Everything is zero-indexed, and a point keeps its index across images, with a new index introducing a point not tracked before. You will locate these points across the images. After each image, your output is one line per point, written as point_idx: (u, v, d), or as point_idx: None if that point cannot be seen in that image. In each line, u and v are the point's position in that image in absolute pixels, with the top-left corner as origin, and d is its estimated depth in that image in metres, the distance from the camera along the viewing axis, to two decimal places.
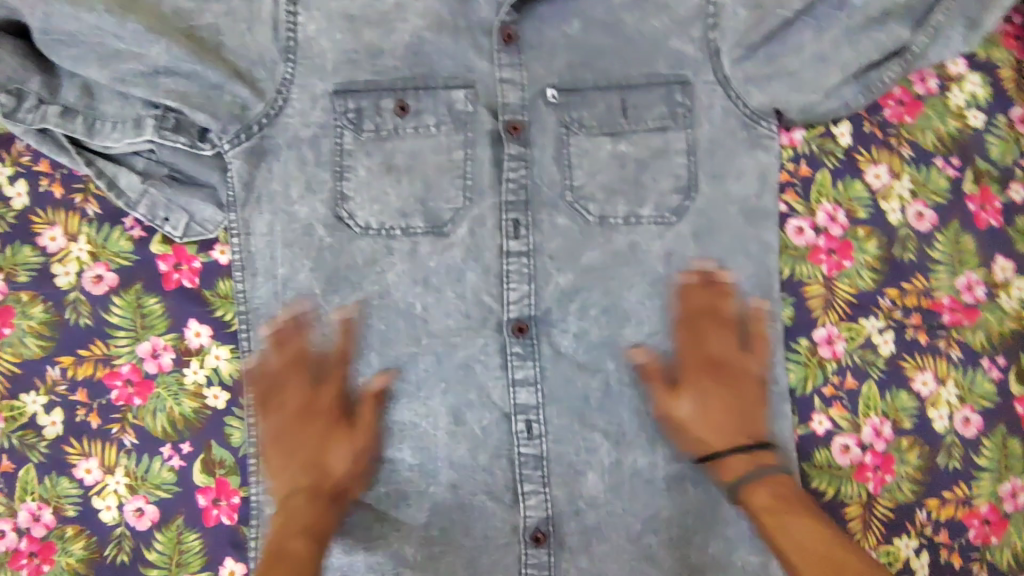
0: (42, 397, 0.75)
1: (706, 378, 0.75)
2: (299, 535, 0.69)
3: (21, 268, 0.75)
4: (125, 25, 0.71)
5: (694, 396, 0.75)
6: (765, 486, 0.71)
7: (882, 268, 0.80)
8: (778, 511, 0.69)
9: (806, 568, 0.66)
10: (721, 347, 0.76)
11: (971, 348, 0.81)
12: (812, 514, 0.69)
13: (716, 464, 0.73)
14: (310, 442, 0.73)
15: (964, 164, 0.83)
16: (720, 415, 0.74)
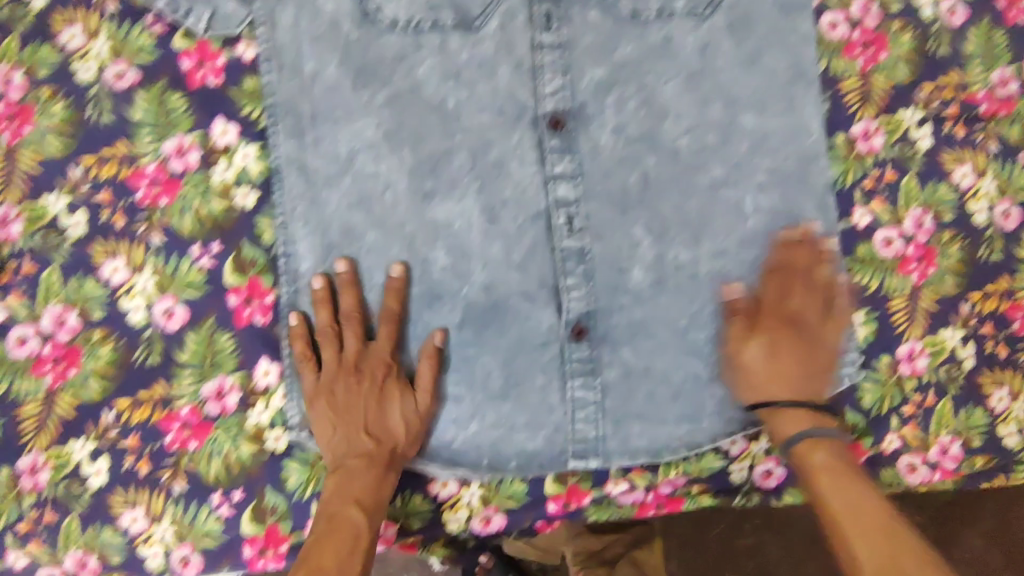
0: (65, 198, 0.73)
1: (783, 331, 0.72)
2: (354, 506, 0.66)
3: (40, 65, 0.74)
4: None
5: (766, 344, 0.71)
6: (824, 450, 0.68)
7: (918, 61, 0.79)
8: (835, 473, 0.66)
9: (855, 537, 0.61)
10: (772, 313, 0.73)
11: (1008, 141, 0.80)
12: (870, 487, 0.65)
13: (773, 414, 0.71)
14: (363, 403, 0.69)
15: None
16: (791, 366, 0.71)
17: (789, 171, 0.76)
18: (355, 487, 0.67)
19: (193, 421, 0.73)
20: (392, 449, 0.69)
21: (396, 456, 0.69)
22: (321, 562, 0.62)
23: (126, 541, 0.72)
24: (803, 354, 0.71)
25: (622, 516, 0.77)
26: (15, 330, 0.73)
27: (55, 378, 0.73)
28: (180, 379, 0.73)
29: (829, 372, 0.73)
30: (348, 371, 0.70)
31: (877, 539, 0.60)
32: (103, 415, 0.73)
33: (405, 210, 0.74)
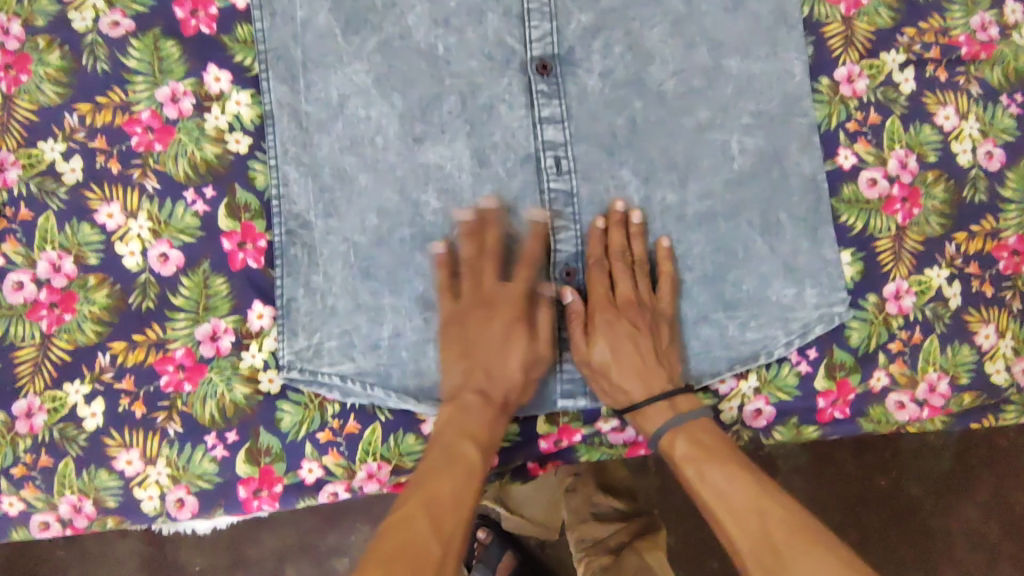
0: (61, 145, 0.74)
1: (619, 324, 0.72)
2: (470, 440, 0.67)
3: (37, 14, 0.75)
4: None
5: (604, 337, 0.72)
6: (682, 437, 0.69)
7: (899, 7, 0.81)
8: (697, 462, 0.68)
9: (731, 521, 0.64)
10: (603, 303, 0.73)
11: (989, 84, 0.82)
12: (734, 462, 0.67)
13: (636, 414, 0.72)
14: (514, 341, 0.70)
15: None
16: (629, 359, 0.71)
17: (774, 114, 0.77)
18: (472, 423, 0.68)
19: (188, 363, 0.73)
20: (508, 387, 0.70)
21: (513, 394, 0.70)
22: (439, 489, 0.62)
23: (122, 484, 0.72)
24: (643, 345, 0.72)
25: (613, 456, 0.78)
26: (12, 276, 0.73)
27: (51, 323, 0.73)
28: (175, 322, 0.74)
29: (670, 358, 0.74)
30: (484, 308, 0.71)
31: (749, 521, 0.63)
32: (98, 359, 0.73)
33: (396, 154, 0.75)
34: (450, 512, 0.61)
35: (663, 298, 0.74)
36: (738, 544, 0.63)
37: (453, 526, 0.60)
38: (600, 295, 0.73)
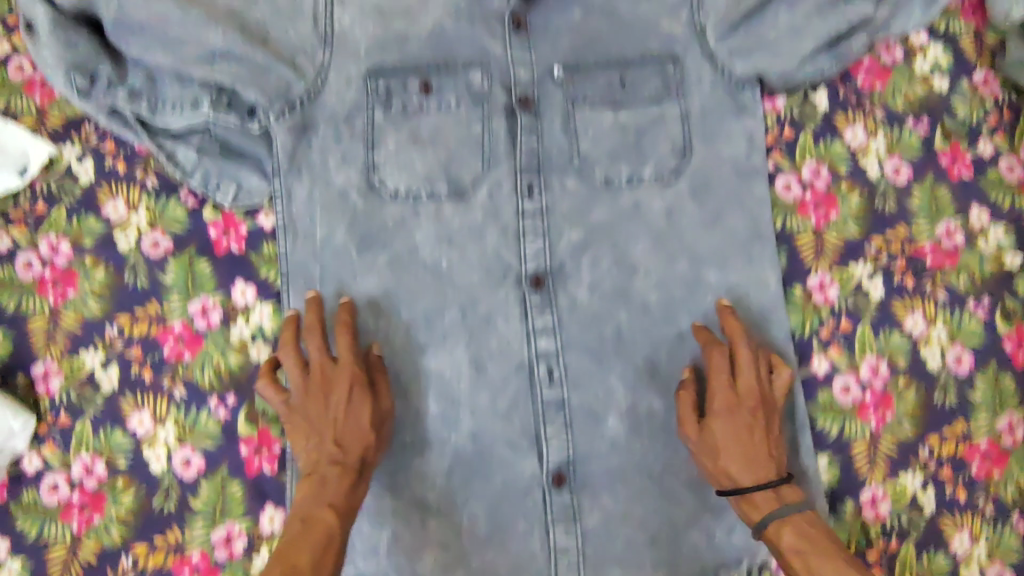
0: (99, 353, 0.81)
1: (737, 414, 0.74)
2: (329, 508, 0.71)
3: (86, 234, 0.83)
4: (188, 12, 0.80)
5: (729, 441, 0.73)
6: (791, 530, 0.72)
7: (866, 217, 0.87)
8: (806, 556, 0.70)
9: None
10: (724, 393, 0.75)
11: (956, 291, 0.86)
12: (837, 554, 0.70)
13: (744, 501, 0.74)
14: (342, 415, 0.74)
15: (934, 122, 0.90)
16: (750, 443, 0.74)
17: (752, 321, 0.83)
18: (328, 489, 0.71)
19: (202, 565, 0.79)
20: (365, 463, 0.74)
21: (367, 465, 0.74)
22: (300, 556, 0.67)
23: None
24: (752, 422, 0.74)
25: None
26: (48, 478, 0.79)
27: (81, 525, 0.79)
28: (192, 525, 0.79)
29: (779, 438, 0.76)
30: (320, 386, 0.75)
31: None
32: (121, 559, 0.79)
33: (401, 363, 0.82)
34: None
35: (778, 386, 0.77)
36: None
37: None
38: (718, 385, 0.76)
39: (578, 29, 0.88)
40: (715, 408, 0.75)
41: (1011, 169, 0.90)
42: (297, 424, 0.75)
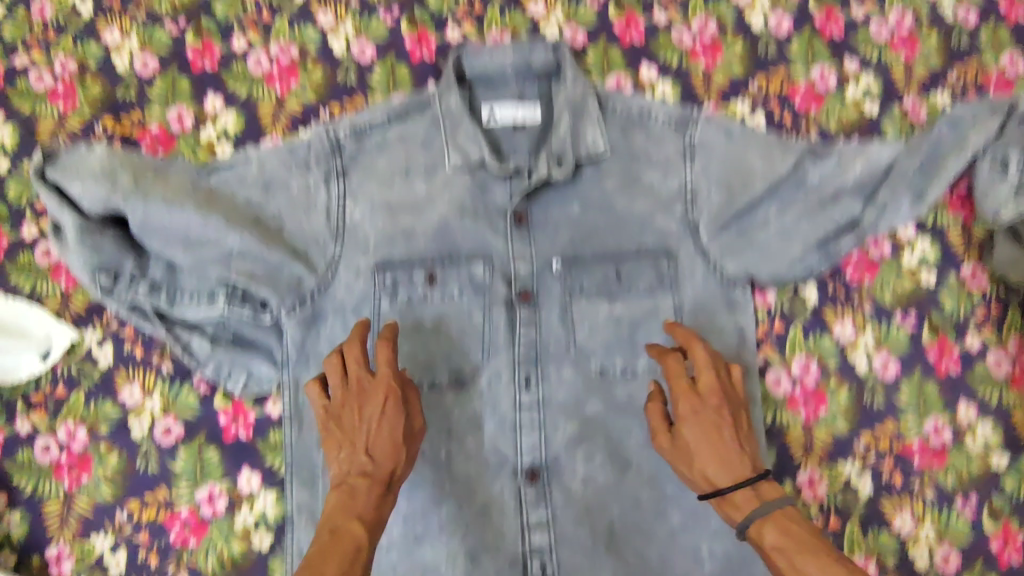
0: (110, 537, 0.86)
1: (702, 407, 0.77)
2: (355, 521, 0.72)
3: (102, 420, 0.87)
4: (208, 219, 0.85)
5: (694, 424, 0.77)
6: (771, 526, 0.72)
7: (855, 413, 0.90)
8: (787, 552, 0.70)
9: None
10: (688, 393, 0.78)
11: (943, 488, 0.90)
12: (825, 553, 0.69)
13: (724, 502, 0.75)
14: (374, 424, 0.76)
15: (921, 318, 0.93)
16: (719, 441, 0.76)
17: None
18: (358, 502, 0.73)
19: None
20: (390, 480, 0.75)
21: (392, 482, 0.76)
22: (326, 567, 0.67)
23: None
24: (721, 411, 0.77)
25: None
26: None
27: None
28: None
29: (750, 443, 0.78)
30: (355, 406, 0.77)
31: None
32: None
33: (401, 554, 0.86)
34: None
35: (735, 382, 0.82)
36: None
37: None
38: (683, 391, 0.79)
39: (577, 222, 0.93)
40: (680, 405, 0.78)
41: (999, 363, 0.92)
42: (333, 432, 0.78)
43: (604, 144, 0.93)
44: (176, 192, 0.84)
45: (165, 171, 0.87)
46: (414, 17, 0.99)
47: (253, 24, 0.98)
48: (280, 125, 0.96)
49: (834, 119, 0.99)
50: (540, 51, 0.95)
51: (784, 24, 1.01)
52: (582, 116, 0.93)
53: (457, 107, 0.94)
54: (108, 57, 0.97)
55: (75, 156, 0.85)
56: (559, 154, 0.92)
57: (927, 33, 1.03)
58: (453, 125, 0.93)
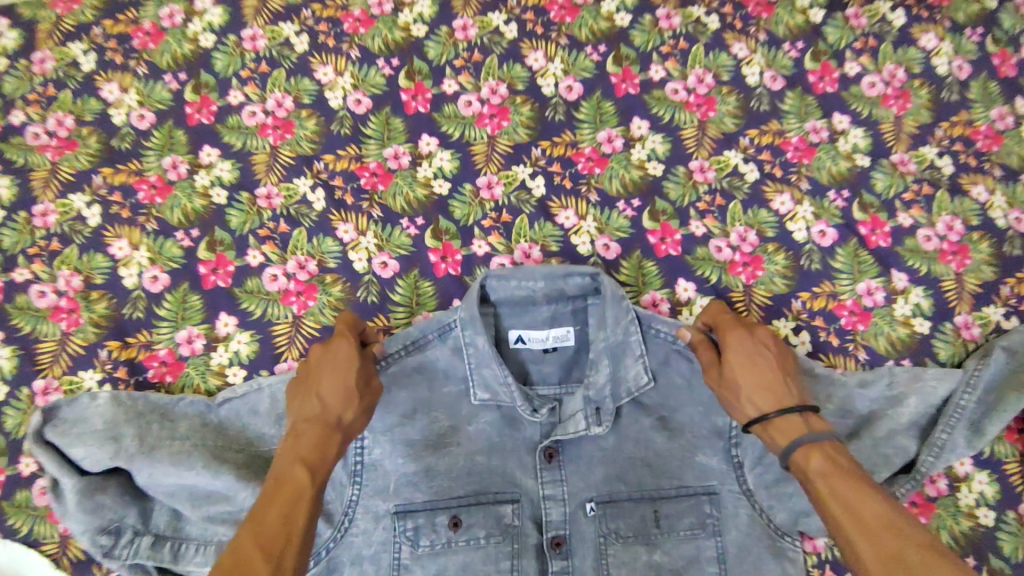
0: None
1: (748, 340, 0.83)
2: (299, 465, 0.72)
3: None
4: (217, 477, 0.78)
5: (741, 354, 0.81)
6: (819, 453, 0.73)
7: None
8: (833, 478, 0.71)
9: (864, 540, 0.67)
10: (739, 329, 0.84)
11: None
12: (869, 485, 0.70)
13: (767, 427, 0.78)
14: (327, 377, 0.79)
15: (979, 564, 0.87)
16: (763, 371, 0.81)
17: None
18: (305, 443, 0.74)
19: None
20: (342, 424, 0.77)
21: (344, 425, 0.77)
22: (267, 515, 0.67)
23: None
24: (763, 349, 0.82)
25: None
26: None
27: None
28: None
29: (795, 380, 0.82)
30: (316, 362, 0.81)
31: (885, 538, 0.66)
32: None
33: None
34: (276, 541, 0.66)
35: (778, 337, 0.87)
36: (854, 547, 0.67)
37: (278, 552, 0.65)
38: (730, 326, 0.85)
39: (612, 459, 0.87)
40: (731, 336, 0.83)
41: None
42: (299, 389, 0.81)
43: (648, 378, 0.86)
44: (182, 451, 0.79)
45: (169, 414, 0.82)
46: (438, 228, 0.95)
47: (271, 235, 0.94)
48: (296, 349, 0.90)
49: (884, 338, 0.94)
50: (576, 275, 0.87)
51: (827, 235, 0.97)
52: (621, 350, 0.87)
53: (484, 348, 0.85)
54: (116, 271, 0.92)
55: (76, 411, 0.80)
56: (598, 398, 0.86)
57: (978, 241, 0.98)
58: (478, 359, 0.86)
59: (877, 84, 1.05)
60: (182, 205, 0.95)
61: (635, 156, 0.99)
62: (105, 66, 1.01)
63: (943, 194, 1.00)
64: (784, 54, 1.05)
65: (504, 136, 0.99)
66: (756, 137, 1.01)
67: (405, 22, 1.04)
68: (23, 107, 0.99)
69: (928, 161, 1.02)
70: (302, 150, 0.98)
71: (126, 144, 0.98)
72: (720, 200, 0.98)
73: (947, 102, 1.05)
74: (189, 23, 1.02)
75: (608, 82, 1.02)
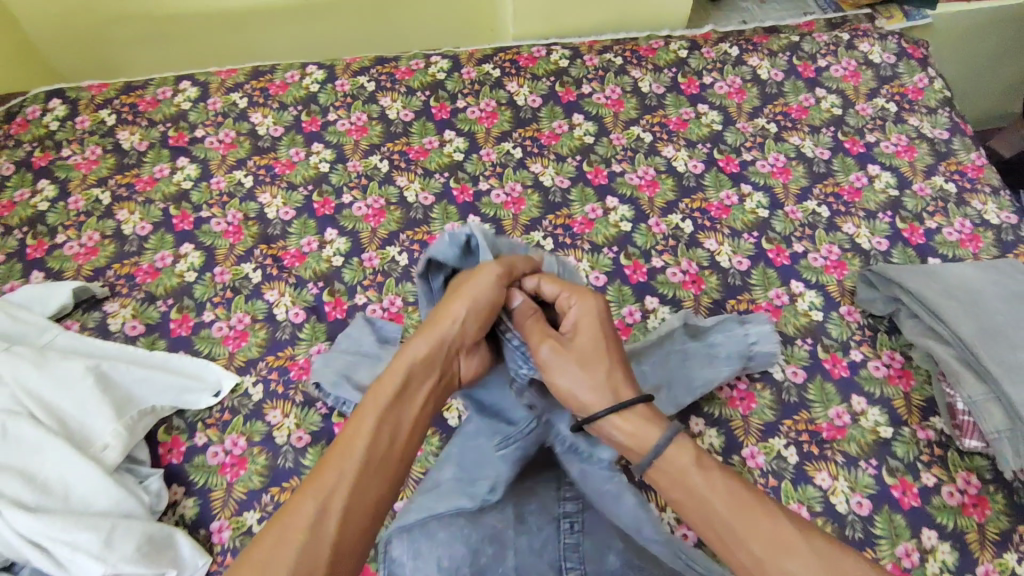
0: (256, 513, 1.20)
1: (586, 331, 0.93)
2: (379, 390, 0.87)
3: (255, 433, 1.27)
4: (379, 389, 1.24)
5: (582, 336, 0.93)
6: (686, 450, 0.86)
7: (777, 407, 1.30)
8: (701, 471, 0.84)
9: (736, 522, 0.80)
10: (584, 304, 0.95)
11: (850, 455, 1.26)
12: (734, 477, 0.85)
13: (619, 415, 0.89)
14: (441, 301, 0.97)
15: (815, 342, 1.36)
16: (595, 350, 0.92)
17: None
18: (386, 379, 0.87)
19: (238, 462, 1.24)
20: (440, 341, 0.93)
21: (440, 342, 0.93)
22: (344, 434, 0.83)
23: None
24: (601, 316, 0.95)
25: None
26: (216, 523, 1.19)
27: (231, 476, 1.23)
28: None
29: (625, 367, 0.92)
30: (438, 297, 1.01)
31: (754, 517, 0.80)
32: None
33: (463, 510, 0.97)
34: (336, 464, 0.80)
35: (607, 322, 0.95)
36: (750, 552, 0.79)
37: (328, 485, 0.77)
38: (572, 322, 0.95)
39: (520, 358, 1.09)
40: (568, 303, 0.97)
41: (878, 368, 1.34)
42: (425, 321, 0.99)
43: None
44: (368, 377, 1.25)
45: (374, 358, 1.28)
46: (458, 178, 1.55)
47: (356, 187, 1.53)
48: (374, 245, 1.46)
49: (739, 221, 1.49)
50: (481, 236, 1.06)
51: (698, 167, 1.57)
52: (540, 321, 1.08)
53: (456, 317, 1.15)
54: (263, 209, 1.50)
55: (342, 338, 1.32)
56: None
57: (796, 166, 1.56)
58: None
59: (724, 86, 1.68)
60: (301, 174, 1.55)
61: (576, 134, 1.61)
62: (252, 104, 1.64)
63: (771, 142, 1.60)
64: (666, 75, 1.69)
65: (495, 127, 1.62)
66: (650, 119, 1.63)
67: (433, 72, 1.69)
68: (203, 127, 1.61)
69: (761, 125, 1.62)
70: (371, 141, 1.59)
71: (264, 143, 1.59)
72: (631, 154, 1.58)
73: (770, 93, 1.67)
74: (303, 80, 1.67)
75: (557, 96, 1.66)
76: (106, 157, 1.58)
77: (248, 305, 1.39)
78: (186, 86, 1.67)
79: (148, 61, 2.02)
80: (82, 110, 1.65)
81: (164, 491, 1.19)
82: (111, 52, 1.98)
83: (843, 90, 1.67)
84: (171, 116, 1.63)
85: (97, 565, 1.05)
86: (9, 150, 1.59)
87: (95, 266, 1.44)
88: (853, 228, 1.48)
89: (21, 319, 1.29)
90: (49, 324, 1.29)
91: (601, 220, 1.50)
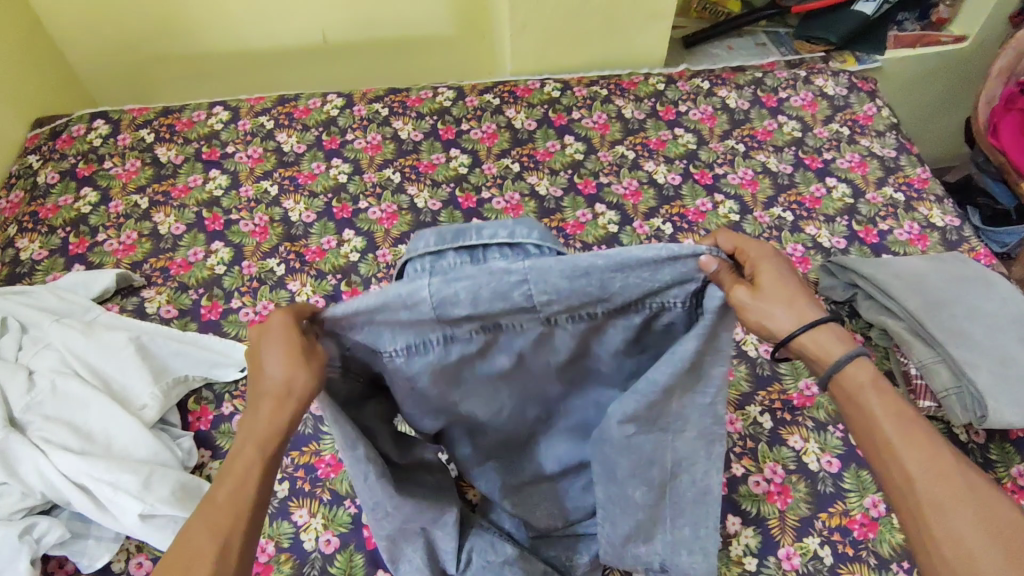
0: (278, 474, 1.32)
1: (770, 288, 0.88)
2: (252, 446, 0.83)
3: None
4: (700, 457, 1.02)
5: (766, 283, 0.88)
6: (876, 402, 0.85)
7: (752, 380, 1.45)
8: (900, 431, 0.82)
9: (935, 488, 0.79)
10: (762, 246, 0.92)
11: (819, 420, 1.39)
12: (931, 445, 0.81)
13: (818, 358, 0.89)
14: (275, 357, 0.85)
15: None
16: (778, 291, 0.88)
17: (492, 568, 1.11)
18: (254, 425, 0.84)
19: None
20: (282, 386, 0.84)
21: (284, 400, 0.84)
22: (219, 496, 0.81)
23: None
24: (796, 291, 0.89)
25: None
26: None
27: None
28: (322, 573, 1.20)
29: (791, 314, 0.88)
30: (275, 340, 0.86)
31: (942, 488, 0.78)
32: None
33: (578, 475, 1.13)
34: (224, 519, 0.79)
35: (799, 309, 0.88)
36: (926, 521, 0.78)
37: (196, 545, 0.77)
38: (763, 277, 0.89)
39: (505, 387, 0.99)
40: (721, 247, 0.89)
41: None
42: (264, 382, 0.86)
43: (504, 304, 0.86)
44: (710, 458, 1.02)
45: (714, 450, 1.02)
46: (463, 187, 1.72)
47: (372, 195, 1.70)
48: (389, 243, 1.61)
49: (714, 223, 1.67)
50: (412, 260, 0.95)
51: (676, 179, 1.76)
52: (681, 274, 0.87)
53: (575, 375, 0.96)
54: (287, 213, 1.67)
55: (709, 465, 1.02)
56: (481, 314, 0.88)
57: (763, 179, 1.76)
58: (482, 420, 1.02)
59: (697, 113, 1.90)
60: (322, 183, 1.72)
61: (567, 152, 1.81)
62: (278, 125, 1.83)
63: (739, 159, 1.80)
64: (646, 104, 1.91)
65: (496, 146, 1.81)
66: (633, 140, 1.83)
67: (440, 100, 1.90)
68: (234, 144, 1.80)
69: (731, 145, 1.83)
70: (385, 157, 1.78)
71: (288, 158, 1.77)
72: (616, 168, 1.77)
73: (738, 120, 1.89)
74: (325, 106, 1.88)
75: (551, 120, 1.87)
76: (145, 169, 1.75)
77: (272, 293, 1.52)
78: (219, 111, 1.87)
79: (174, 90, 2.22)
80: (124, 129, 1.83)
81: (194, 450, 1.29)
82: (141, 81, 2.17)
83: (803, 117, 1.90)
84: (204, 135, 1.81)
85: (136, 503, 1.14)
86: (55, 162, 1.77)
87: (133, 260, 1.59)
88: (815, 229, 1.67)
89: (66, 299, 1.43)
90: (91, 304, 1.43)
91: (592, 223, 1.66)
